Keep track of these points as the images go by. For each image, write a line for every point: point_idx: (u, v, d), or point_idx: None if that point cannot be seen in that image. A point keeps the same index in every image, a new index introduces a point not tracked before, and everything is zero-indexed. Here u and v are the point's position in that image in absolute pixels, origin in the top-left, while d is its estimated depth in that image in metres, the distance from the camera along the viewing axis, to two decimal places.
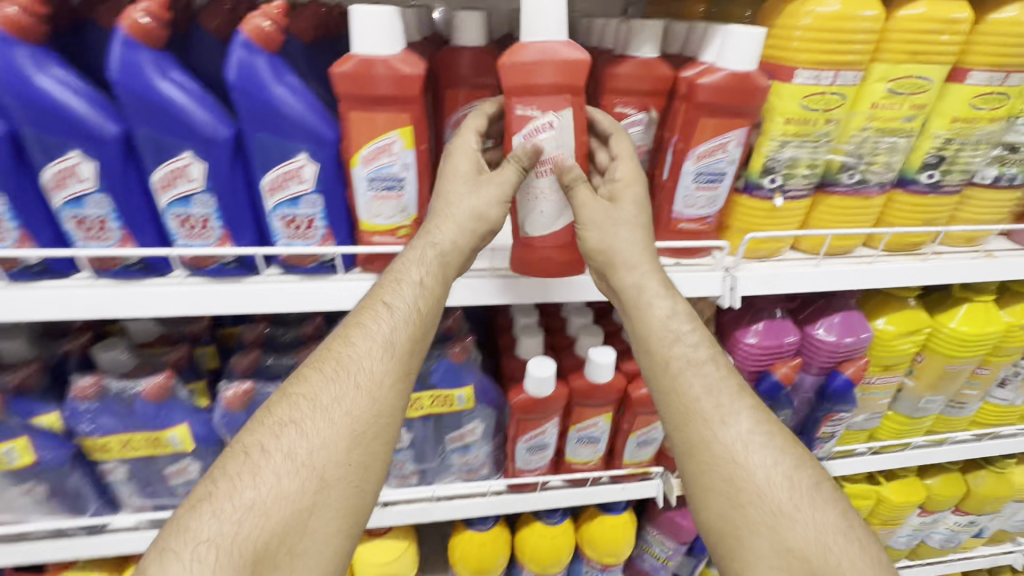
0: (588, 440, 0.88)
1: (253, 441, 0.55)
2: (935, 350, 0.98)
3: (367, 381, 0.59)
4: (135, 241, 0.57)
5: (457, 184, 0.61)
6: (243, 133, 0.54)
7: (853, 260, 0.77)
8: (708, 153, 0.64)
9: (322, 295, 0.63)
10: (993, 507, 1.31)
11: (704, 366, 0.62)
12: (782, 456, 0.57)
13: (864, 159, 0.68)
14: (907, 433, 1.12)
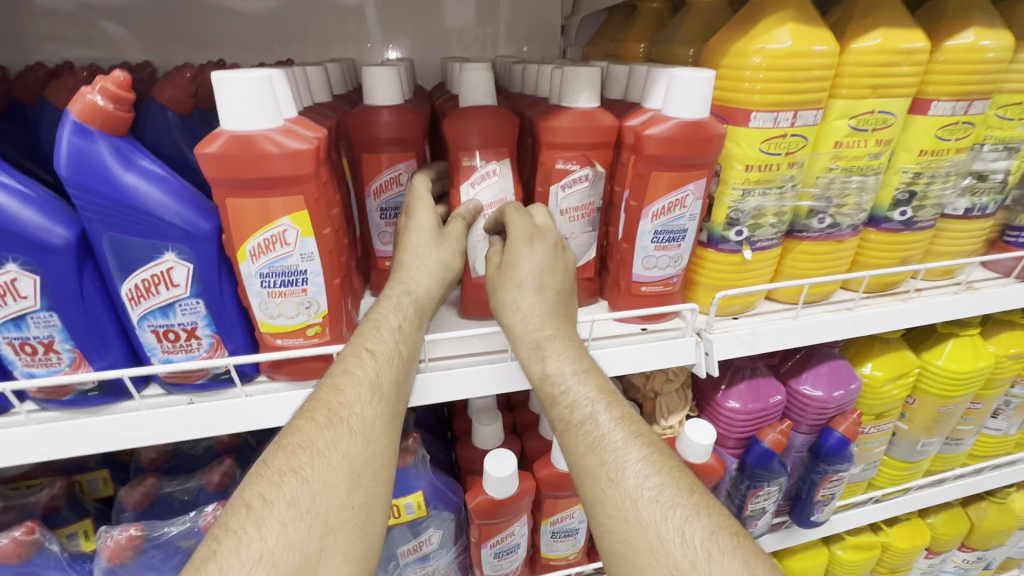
0: (565, 534, 0.74)
1: (253, 492, 0.41)
2: (927, 391, 0.80)
3: (365, 424, 0.45)
4: None
5: (420, 237, 0.54)
6: (90, 233, 0.43)
7: (833, 308, 0.68)
8: (665, 210, 0.56)
9: (215, 417, 0.50)
10: (1014, 551, 1.20)
11: (593, 410, 0.47)
12: (676, 506, 0.43)
13: (833, 201, 0.61)
14: (906, 478, 0.92)
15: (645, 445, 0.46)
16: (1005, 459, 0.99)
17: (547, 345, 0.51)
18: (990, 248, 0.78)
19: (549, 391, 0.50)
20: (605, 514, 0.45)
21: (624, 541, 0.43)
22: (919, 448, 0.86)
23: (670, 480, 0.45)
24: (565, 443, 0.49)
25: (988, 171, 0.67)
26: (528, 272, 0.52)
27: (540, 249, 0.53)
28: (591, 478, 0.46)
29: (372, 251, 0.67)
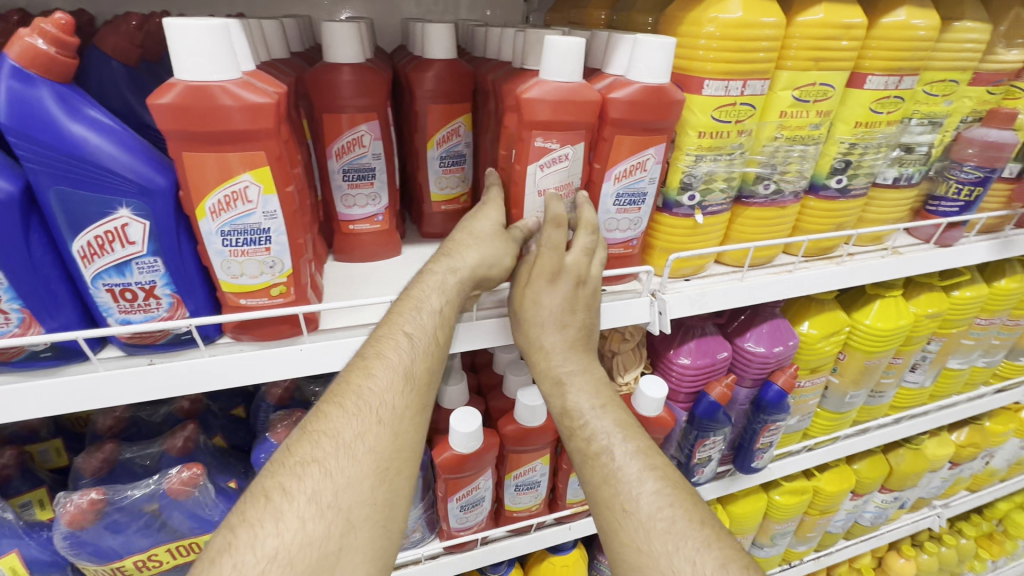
0: (527, 486, 0.78)
1: (273, 482, 0.42)
2: (856, 347, 0.88)
3: (392, 416, 0.47)
4: (39, 324, 0.45)
5: (485, 224, 0.57)
6: (35, 186, 0.41)
7: (775, 270, 0.73)
8: (626, 173, 0.58)
9: (177, 378, 0.50)
10: (925, 490, 1.34)
11: (613, 437, 0.54)
12: (689, 532, 0.46)
13: (777, 169, 0.65)
14: (837, 428, 1.01)
15: (658, 478, 0.50)
16: (920, 409, 1.10)
17: (567, 383, 0.58)
18: (914, 216, 0.85)
19: (568, 422, 0.57)
20: (620, 545, 0.48)
21: (639, 571, 0.46)
22: (848, 399, 0.95)
23: (681, 513, 0.47)
24: (584, 475, 0.54)
25: (915, 143, 0.73)
26: (548, 311, 0.57)
27: (561, 290, 0.57)
28: (607, 509, 0.50)
29: (336, 215, 0.66)
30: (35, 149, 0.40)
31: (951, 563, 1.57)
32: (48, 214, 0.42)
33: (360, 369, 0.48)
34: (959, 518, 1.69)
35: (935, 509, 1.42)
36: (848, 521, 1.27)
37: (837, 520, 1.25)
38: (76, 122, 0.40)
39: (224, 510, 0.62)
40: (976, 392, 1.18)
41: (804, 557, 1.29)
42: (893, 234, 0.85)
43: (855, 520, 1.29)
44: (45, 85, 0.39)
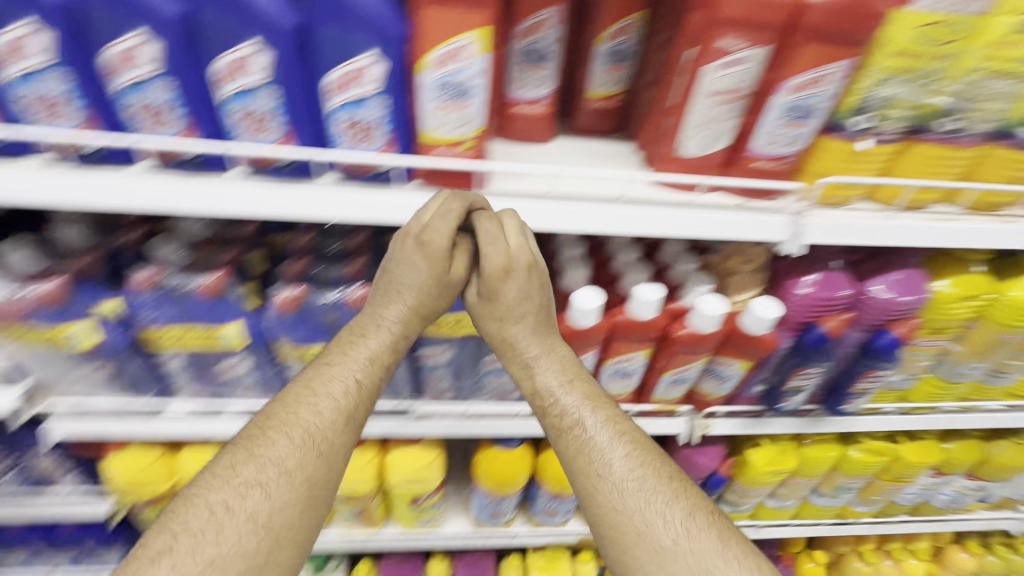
0: (620, 373, 0.87)
1: (216, 497, 0.56)
2: (994, 316, 0.83)
3: (330, 449, 0.61)
4: (293, 140, 0.58)
5: (411, 271, 0.65)
6: (307, 24, 0.51)
7: (930, 216, 0.71)
8: (802, 86, 0.58)
9: (374, 207, 0.61)
10: (1016, 492, 1.28)
11: (586, 418, 0.73)
12: (652, 492, 0.69)
13: (970, 104, 0.62)
14: (938, 398, 0.99)
15: (626, 445, 0.72)
16: None
17: (533, 365, 0.75)
18: None
19: (540, 403, 0.75)
20: (598, 503, 0.70)
21: (613, 527, 0.69)
22: (963, 368, 0.92)
23: (650, 476, 0.71)
24: (561, 445, 0.74)
25: None
26: (510, 291, 0.69)
27: (526, 277, 0.68)
28: (585, 475, 0.71)
29: (507, 95, 0.73)
30: None
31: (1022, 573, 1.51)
32: (314, 50, 0.52)
33: (326, 380, 0.64)
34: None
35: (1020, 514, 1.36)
36: (919, 497, 1.26)
37: (908, 494, 1.24)
38: None
39: None
40: None
41: (859, 519, 1.31)
42: None
43: (928, 500, 1.27)
44: None
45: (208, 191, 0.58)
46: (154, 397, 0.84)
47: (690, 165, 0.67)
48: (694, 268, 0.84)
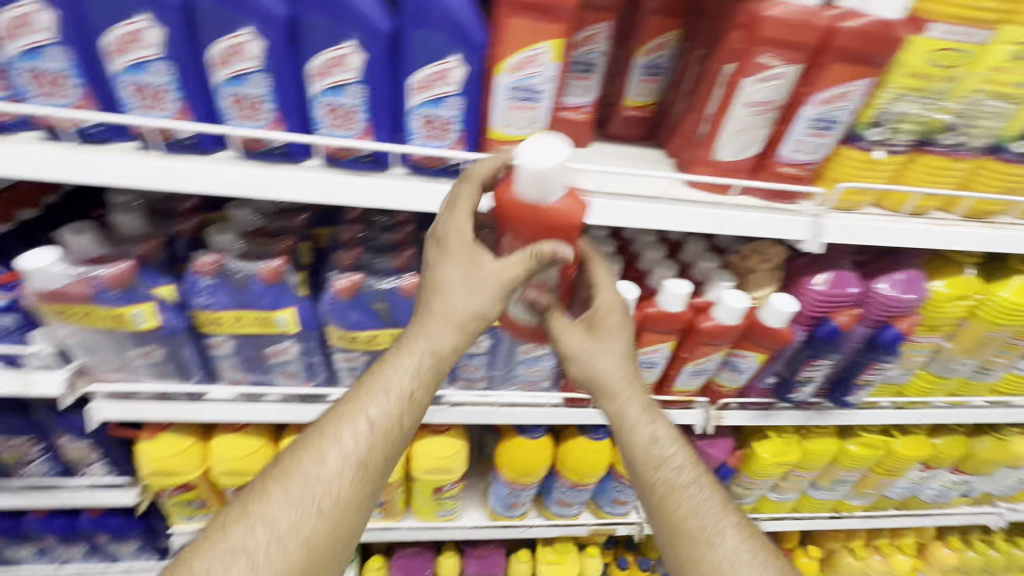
0: (689, 370, 0.94)
1: (201, 566, 0.54)
2: (981, 318, 0.93)
3: (332, 504, 0.59)
4: (191, 116, 0.60)
5: (457, 277, 0.65)
6: (191, 5, 0.54)
7: (930, 222, 0.79)
8: (832, 99, 0.66)
9: (369, 190, 0.65)
10: (995, 487, 1.40)
11: (688, 489, 0.72)
12: (766, 571, 0.66)
13: (967, 121, 0.70)
14: (931, 394, 1.09)
15: (734, 513, 0.71)
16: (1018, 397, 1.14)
17: (656, 414, 0.75)
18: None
19: (656, 454, 0.73)
20: (711, 566, 0.67)
21: None
22: (955, 366, 1.01)
23: (759, 549, 0.68)
24: (666, 506, 0.71)
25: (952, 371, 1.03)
26: (618, 348, 0.76)
27: (623, 335, 0.77)
28: (694, 538, 0.69)
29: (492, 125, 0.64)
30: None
31: (999, 565, 1.69)
32: (92, 15, 0.53)
33: (318, 462, 0.60)
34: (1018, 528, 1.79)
35: (995, 509, 1.48)
36: (909, 491, 1.37)
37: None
38: None
39: None
40: None
41: (1014, 399, 1.14)
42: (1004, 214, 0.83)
43: (916, 493, 1.39)
44: None
45: (253, 177, 0.63)
46: (195, 382, 0.88)
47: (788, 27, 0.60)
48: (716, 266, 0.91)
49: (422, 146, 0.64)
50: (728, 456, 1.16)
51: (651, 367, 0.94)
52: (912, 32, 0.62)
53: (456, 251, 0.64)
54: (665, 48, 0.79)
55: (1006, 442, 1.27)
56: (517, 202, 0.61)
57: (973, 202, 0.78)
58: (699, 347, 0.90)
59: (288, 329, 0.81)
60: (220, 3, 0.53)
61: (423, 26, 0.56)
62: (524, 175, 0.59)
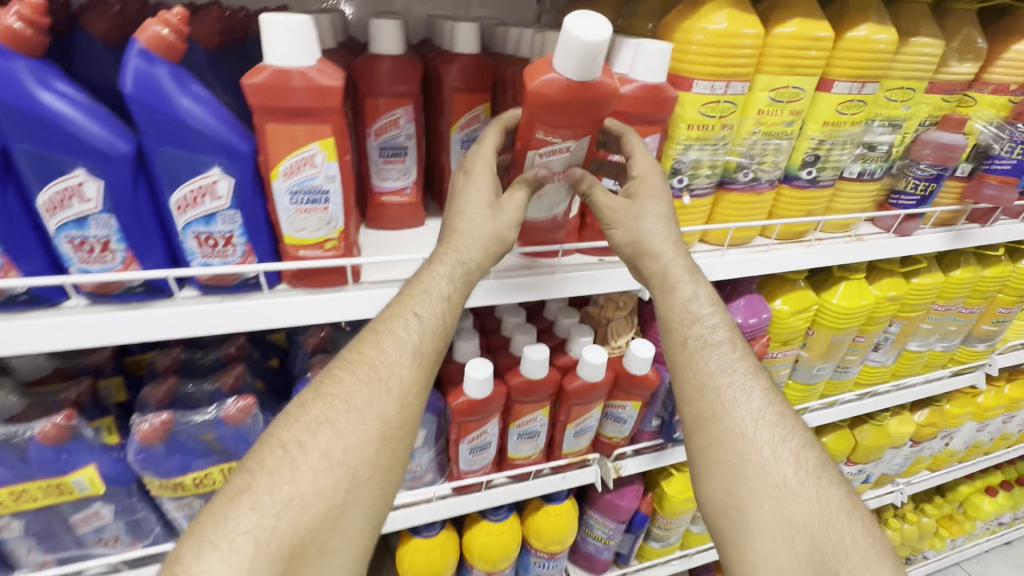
0: (528, 435, 0.89)
1: (290, 437, 0.57)
2: (823, 324, 0.99)
3: (398, 388, 0.62)
4: (140, 263, 0.55)
5: (473, 201, 0.65)
6: (144, 147, 0.51)
7: (752, 250, 0.84)
8: (625, 158, 0.70)
9: (152, 322, 0.58)
10: (888, 467, 1.49)
11: (721, 347, 0.67)
12: (789, 437, 0.61)
13: (755, 159, 0.76)
14: (805, 399, 1.14)
15: (765, 381, 0.66)
16: (882, 387, 1.22)
17: (697, 274, 0.69)
18: (870, 322, 1.05)
19: (693, 310, 0.67)
20: (721, 427, 0.62)
21: (736, 453, 0.60)
22: (815, 371, 1.07)
23: (787, 415, 0.63)
24: (688, 359, 0.67)
25: (815, 376, 1.08)
26: (661, 206, 0.66)
27: (667, 194, 0.67)
28: (714, 394, 0.64)
29: (281, 234, 0.59)
30: (14, 113, 0.46)
31: (912, 538, 1.78)
32: (157, 174, 0.52)
33: (379, 375, 0.61)
34: (924, 500, 1.91)
35: (896, 487, 1.57)
36: None
37: (923, 341, 1.18)
38: (46, 91, 0.46)
39: None
40: (935, 374, 1.29)
41: (878, 389, 1.22)
42: (815, 230, 0.91)
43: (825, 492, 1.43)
44: (21, 58, 0.46)
45: (13, 332, 0.53)
46: None
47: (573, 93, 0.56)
48: (575, 321, 0.90)
49: (205, 265, 0.57)
50: (640, 503, 1.13)
51: (534, 437, 0.90)
52: (681, 91, 0.67)
53: (485, 174, 0.66)
54: (478, 121, 0.80)
55: (884, 427, 1.35)
56: (551, 91, 0.56)
57: (782, 228, 0.85)
58: (574, 410, 0.87)
59: (91, 490, 0.67)
60: (44, 144, 0.47)
61: (172, 141, 0.50)
62: (570, 69, 0.54)
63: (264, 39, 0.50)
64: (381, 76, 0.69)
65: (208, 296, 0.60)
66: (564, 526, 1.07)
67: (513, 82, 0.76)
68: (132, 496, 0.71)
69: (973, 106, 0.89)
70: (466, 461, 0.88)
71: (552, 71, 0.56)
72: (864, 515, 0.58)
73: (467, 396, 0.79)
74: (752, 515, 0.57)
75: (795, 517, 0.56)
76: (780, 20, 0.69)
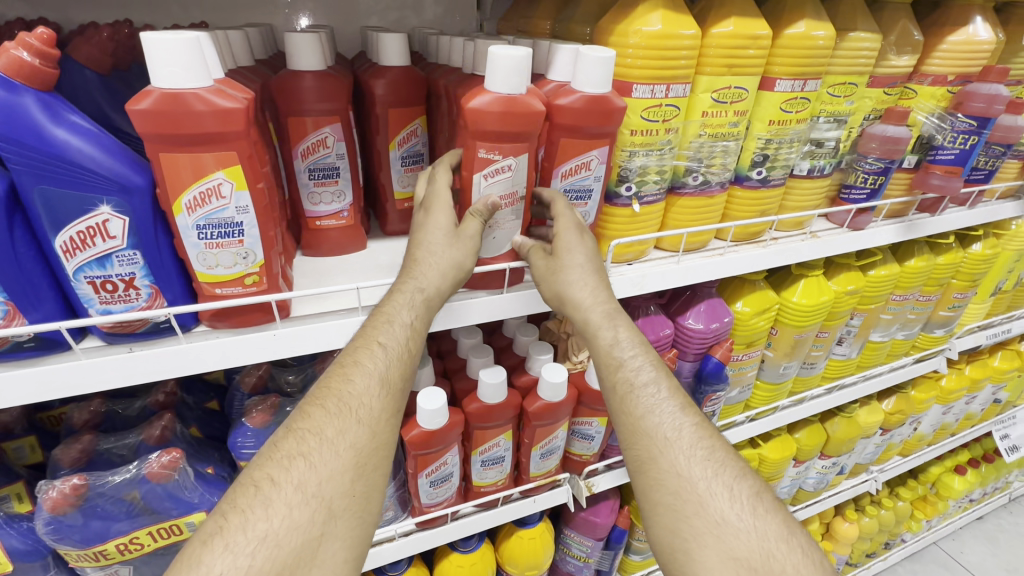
0: (492, 461, 0.85)
1: (262, 474, 0.49)
2: (786, 323, 0.98)
3: (372, 416, 0.54)
4: (26, 317, 0.49)
5: (435, 234, 0.61)
6: (16, 186, 0.45)
7: (708, 254, 0.82)
8: (572, 172, 0.65)
9: (47, 380, 0.51)
10: (860, 457, 1.50)
11: (648, 388, 0.63)
12: (723, 469, 0.58)
13: (703, 162, 0.74)
14: (775, 398, 1.12)
15: (695, 415, 0.62)
16: (849, 379, 1.22)
17: (616, 315, 0.66)
18: (831, 317, 1.04)
19: (616, 355, 0.65)
20: (659, 469, 0.59)
21: (676, 493, 0.57)
22: (782, 370, 1.06)
23: (718, 447, 0.60)
24: (623, 405, 0.63)
25: (782, 375, 1.07)
26: (583, 256, 0.64)
27: (589, 241, 0.65)
28: (648, 437, 0.61)
29: (193, 273, 0.53)
30: None
31: (889, 523, 1.80)
32: (37, 217, 0.46)
33: (345, 409, 0.53)
34: (898, 484, 1.93)
35: (870, 475, 1.58)
36: (795, 487, 1.40)
37: (885, 331, 1.19)
38: None
39: (204, 493, 0.65)
40: (899, 362, 1.30)
41: (845, 382, 1.22)
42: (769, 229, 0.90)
43: (801, 486, 1.43)
44: None
45: None
46: None
47: (506, 110, 0.57)
48: (534, 338, 0.87)
49: (105, 313, 0.51)
50: (617, 518, 1.09)
51: (499, 462, 0.86)
52: (622, 96, 0.65)
53: (446, 208, 0.62)
54: (416, 135, 0.76)
55: (853, 418, 1.36)
56: (487, 108, 0.56)
57: (736, 229, 0.83)
58: (537, 431, 0.83)
59: None
60: None
61: (50, 178, 0.45)
62: (500, 85, 0.56)
63: (148, 61, 0.45)
64: (304, 95, 0.65)
65: (113, 346, 0.54)
66: (540, 549, 1.02)
67: (446, 92, 0.72)
68: (48, 571, 0.63)
69: (914, 98, 0.89)
70: (428, 494, 0.83)
71: (485, 92, 0.57)
72: (807, 542, 0.54)
73: (421, 427, 0.74)
74: (698, 557, 0.53)
75: (737, 551, 0.52)
76: (717, 19, 0.67)
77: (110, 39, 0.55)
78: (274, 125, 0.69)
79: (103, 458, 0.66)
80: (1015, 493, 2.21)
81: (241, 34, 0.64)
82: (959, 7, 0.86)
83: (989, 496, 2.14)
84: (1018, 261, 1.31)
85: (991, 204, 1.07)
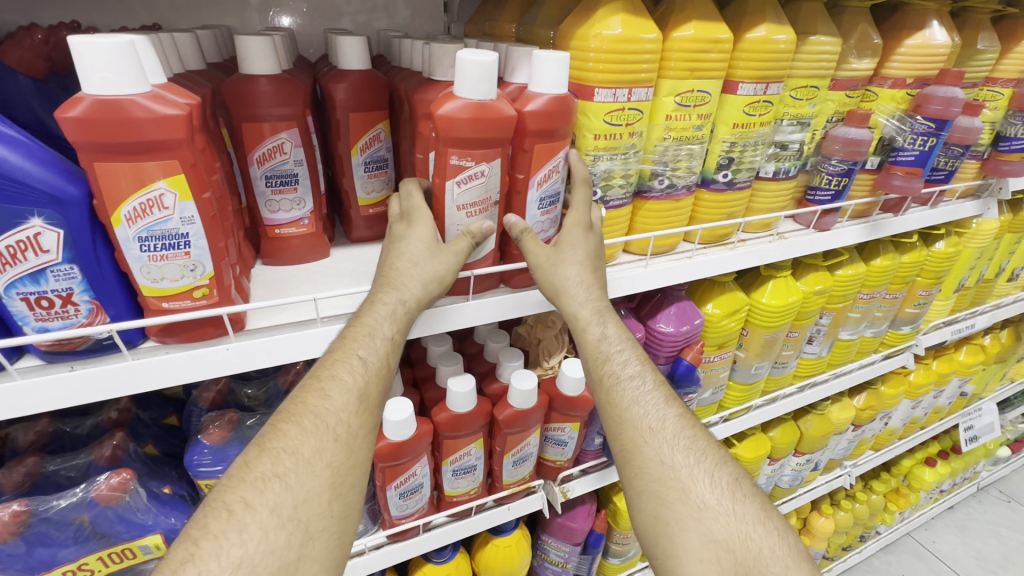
0: (464, 470, 0.83)
1: (235, 497, 0.46)
2: (756, 323, 0.99)
3: (349, 433, 0.52)
4: None
5: (417, 245, 0.59)
6: None
7: (677, 257, 0.82)
8: (546, 178, 0.63)
9: None
10: (834, 452, 1.52)
11: (635, 381, 0.63)
12: (703, 457, 0.59)
13: (669, 165, 0.74)
14: (748, 398, 1.13)
15: (678, 406, 0.63)
16: (820, 376, 1.23)
17: (606, 313, 0.65)
18: (799, 317, 1.05)
19: (603, 350, 0.65)
20: (643, 458, 0.58)
21: (659, 480, 0.57)
22: (754, 370, 1.07)
23: (698, 437, 0.60)
24: (609, 397, 0.63)
25: (754, 375, 1.08)
26: (583, 254, 0.64)
27: (592, 240, 0.66)
28: (634, 428, 0.60)
29: (138, 288, 0.51)
30: None
31: (863, 516, 1.83)
32: None
33: (323, 428, 0.51)
34: (872, 478, 1.97)
35: (844, 470, 1.61)
36: (770, 484, 1.41)
37: (854, 329, 1.21)
38: None
39: (157, 514, 0.62)
40: (869, 359, 1.32)
41: (817, 379, 1.24)
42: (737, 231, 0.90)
43: (776, 484, 1.44)
44: None
45: None
46: None
47: (479, 115, 0.55)
48: (505, 344, 0.86)
49: (43, 330, 0.49)
50: (593, 522, 1.08)
51: (471, 471, 0.85)
52: (583, 100, 0.64)
53: (429, 220, 0.61)
54: (380, 140, 0.74)
55: (826, 415, 1.38)
56: (456, 114, 0.55)
57: (704, 232, 0.83)
58: (509, 439, 0.82)
59: None
60: None
61: None
62: (470, 91, 0.55)
63: (77, 67, 0.42)
64: (258, 99, 0.62)
65: (52, 364, 0.51)
66: (517, 556, 1.01)
67: (407, 97, 0.71)
68: None
69: (875, 100, 0.91)
70: (398, 507, 0.81)
71: (455, 98, 0.56)
72: (781, 526, 0.55)
73: (389, 439, 0.72)
74: (679, 541, 0.53)
75: (716, 534, 0.53)
76: (677, 23, 0.67)
77: (46, 43, 0.56)
78: (228, 131, 0.67)
79: (49, 480, 0.62)
80: (982, 483, 2.28)
81: (189, 37, 0.62)
82: (916, 11, 0.88)
83: (958, 485, 2.20)
84: (979, 257, 1.34)
85: (952, 204, 1.09)
